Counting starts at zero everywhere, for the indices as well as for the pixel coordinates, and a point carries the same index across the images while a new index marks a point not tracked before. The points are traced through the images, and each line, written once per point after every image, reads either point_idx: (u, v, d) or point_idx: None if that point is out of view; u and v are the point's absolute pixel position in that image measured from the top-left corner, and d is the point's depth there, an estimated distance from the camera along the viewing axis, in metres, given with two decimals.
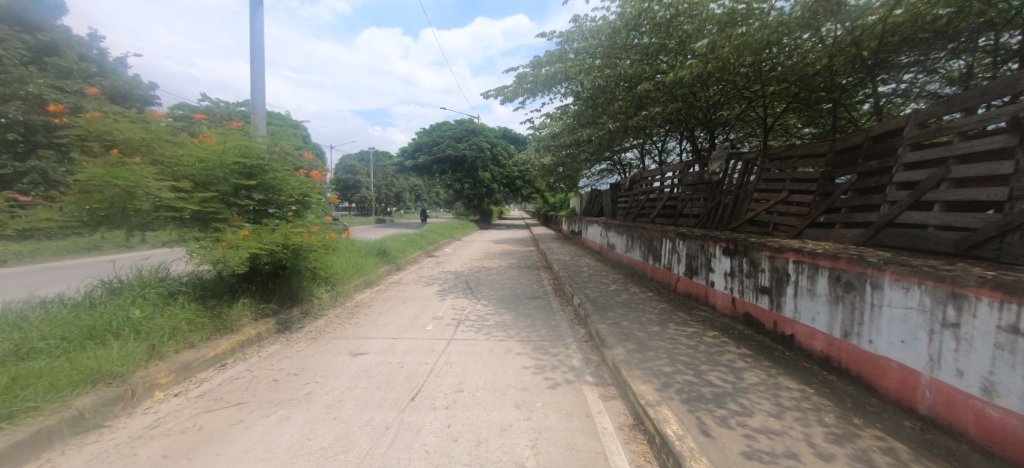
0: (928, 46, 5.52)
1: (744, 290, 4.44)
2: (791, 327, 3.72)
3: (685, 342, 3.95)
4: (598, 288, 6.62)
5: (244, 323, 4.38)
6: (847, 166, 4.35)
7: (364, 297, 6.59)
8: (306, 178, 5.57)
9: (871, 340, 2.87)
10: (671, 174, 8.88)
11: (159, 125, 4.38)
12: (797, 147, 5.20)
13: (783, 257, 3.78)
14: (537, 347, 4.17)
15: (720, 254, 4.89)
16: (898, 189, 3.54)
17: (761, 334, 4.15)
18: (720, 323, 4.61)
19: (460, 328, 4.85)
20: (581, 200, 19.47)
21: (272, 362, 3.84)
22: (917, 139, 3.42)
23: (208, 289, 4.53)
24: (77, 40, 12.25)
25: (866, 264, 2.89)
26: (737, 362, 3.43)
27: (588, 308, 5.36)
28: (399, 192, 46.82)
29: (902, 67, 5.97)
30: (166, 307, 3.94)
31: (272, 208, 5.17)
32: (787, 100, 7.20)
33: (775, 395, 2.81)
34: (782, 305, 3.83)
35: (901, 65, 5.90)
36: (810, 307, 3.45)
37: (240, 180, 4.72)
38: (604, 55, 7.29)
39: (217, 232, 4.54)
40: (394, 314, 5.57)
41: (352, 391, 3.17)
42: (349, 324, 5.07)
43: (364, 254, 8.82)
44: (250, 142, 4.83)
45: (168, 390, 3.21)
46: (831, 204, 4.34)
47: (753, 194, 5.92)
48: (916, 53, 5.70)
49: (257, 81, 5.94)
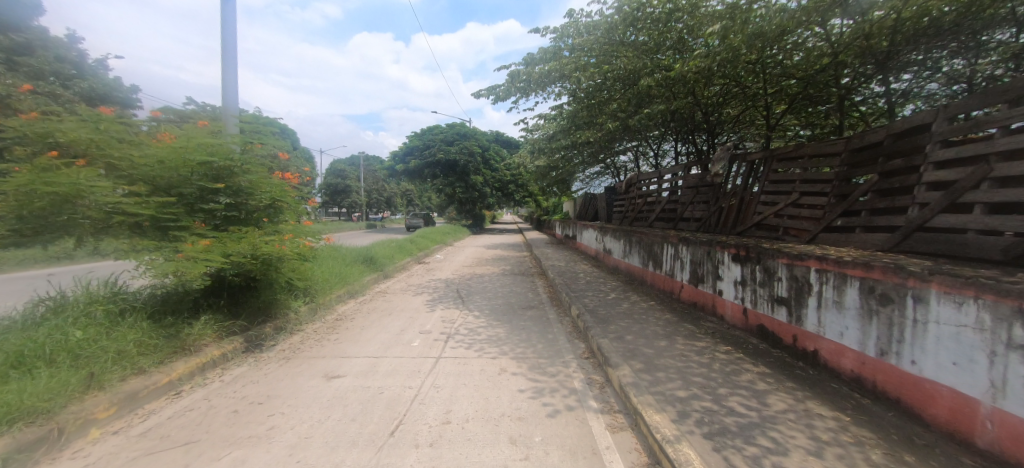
0: (931, 44, 5.38)
1: (758, 301, 4.08)
2: (813, 342, 3.36)
3: (697, 359, 3.58)
4: (597, 297, 6.24)
5: (207, 343, 3.90)
6: (865, 165, 4.05)
7: (347, 308, 6.14)
8: (280, 181, 5.15)
9: (914, 361, 2.53)
10: (669, 175, 8.59)
11: (112, 124, 3.97)
12: (807, 146, 4.89)
13: (802, 265, 3.44)
14: (533, 366, 3.77)
15: (729, 260, 4.55)
16: (927, 190, 3.23)
17: (777, 348, 3.79)
18: (730, 336, 4.25)
19: (450, 344, 4.43)
20: (574, 204, 19.15)
21: (235, 388, 3.38)
22: (948, 135, 3.13)
23: (169, 304, 4.06)
24: (57, 41, 11.93)
25: (906, 274, 2.55)
26: (758, 383, 3.06)
27: (588, 320, 4.96)
28: (390, 197, 46.27)
29: (905, 66, 5.84)
30: (114, 326, 3.48)
31: (242, 215, 4.77)
32: (787, 99, 6.99)
33: (809, 426, 2.44)
34: (802, 318, 3.47)
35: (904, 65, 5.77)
36: (836, 321, 3.10)
37: (206, 183, 4.33)
38: (600, 52, 6.93)
39: (176, 241, 4.13)
40: (379, 327, 5.13)
41: (322, 425, 2.75)
42: (327, 341, 4.61)
43: (349, 262, 8.35)
44: (218, 141, 4.46)
45: (107, 427, 2.75)
46: (850, 206, 4.03)
47: (759, 197, 5.60)
48: (920, 51, 5.57)
49: (229, 77, 5.52)
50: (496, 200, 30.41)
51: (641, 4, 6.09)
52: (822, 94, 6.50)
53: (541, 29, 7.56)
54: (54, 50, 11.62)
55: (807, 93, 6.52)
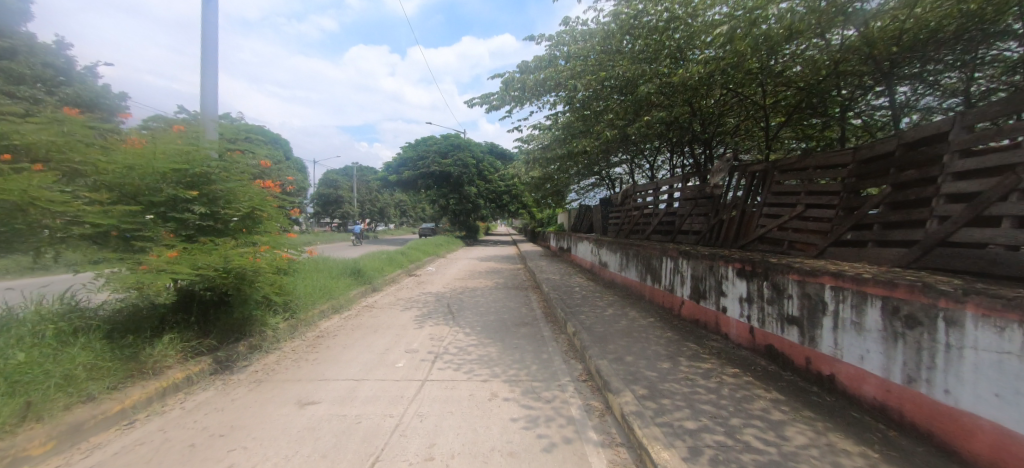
0: (927, 57, 5.30)
1: (765, 319, 3.84)
2: (830, 366, 3.11)
3: (704, 383, 3.30)
4: (594, 313, 5.96)
5: (170, 364, 3.54)
6: (875, 177, 3.88)
7: (330, 325, 5.80)
8: (260, 189, 4.86)
9: (948, 390, 2.27)
10: (665, 187, 8.41)
11: (76, 124, 3.66)
12: (812, 157, 4.72)
13: (815, 282, 3.21)
14: (527, 391, 3.47)
15: (733, 276, 4.33)
16: (946, 202, 3.04)
17: (788, 371, 3.53)
18: (737, 357, 4.00)
19: (437, 365, 4.12)
20: (569, 216, 18.93)
21: (195, 417, 3.03)
22: (968, 144, 2.96)
23: (131, 322, 3.71)
24: (44, 48, 11.74)
25: (937, 293, 2.31)
26: (772, 413, 2.79)
27: (584, 338, 4.68)
28: (383, 208, 45.91)
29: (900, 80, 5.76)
30: (63, 347, 3.11)
31: (219, 225, 4.46)
32: (785, 111, 6.88)
33: (836, 466, 2.17)
34: (816, 340, 3.22)
35: (900, 80, 5.69)
36: (856, 344, 2.86)
37: (178, 190, 4.03)
38: (597, 61, 6.81)
39: (142, 252, 3.79)
40: (363, 346, 4.79)
41: (287, 463, 2.41)
42: (305, 361, 4.28)
43: (335, 275, 8.00)
44: (193, 147, 4.18)
45: (41, 466, 2.37)
46: (860, 219, 3.84)
47: (761, 210, 5.41)
48: (916, 64, 5.48)
49: (209, 80, 5.27)
50: (490, 211, 30.17)
51: (638, 12, 5.93)
52: (821, 107, 6.38)
53: (535, 37, 7.44)
54: (42, 57, 11.41)
55: (805, 105, 6.40)
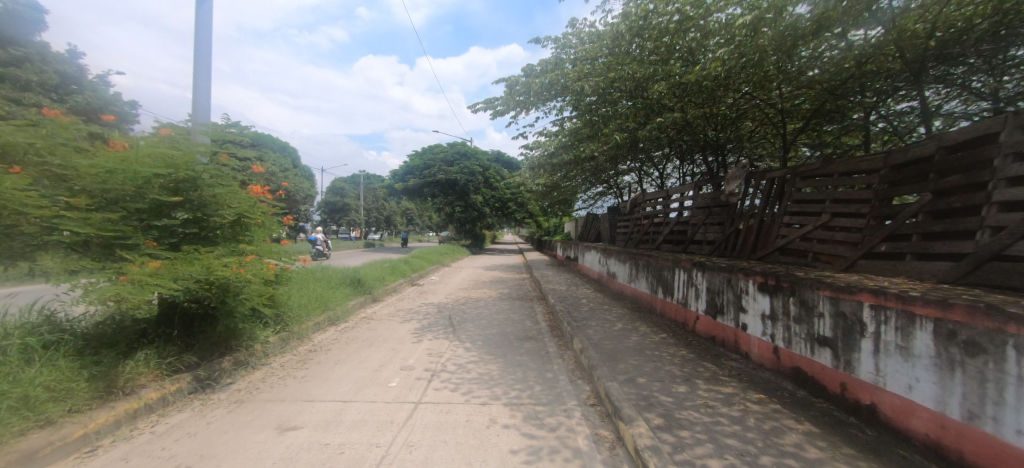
0: (954, 61, 4.96)
1: (792, 339, 3.50)
2: (870, 394, 2.77)
3: (725, 411, 2.97)
4: (602, 328, 5.64)
5: (145, 383, 3.27)
6: (910, 183, 3.55)
7: (324, 337, 5.54)
8: (251, 196, 4.65)
9: (1020, 430, 1.92)
10: (676, 195, 8.10)
11: (57, 124, 3.44)
12: (837, 162, 4.39)
13: (851, 299, 2.88)
14: (529, 416, 3.15)
15: (754, 290, 3.99)
16: (998, 212, 2.71)
17: (820, 398, 3.18)
18: (760, 380, 3.66)
19: (433, 384, 3.82)
20: (576, 224, 18.65)
21: (164, 444, 2.74)
22: (1021, 146, 2.63)
23: (105, 337, 3.45)
24: (57, 56, 11.83)
25: (1004, 317, 1.97)
26: (807, 449, 2.45)
27: (592, 356, 4.36)
28: (389, 216, 45.94)
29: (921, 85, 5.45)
30: (25, 363, 2.84)
31: (206, 233, 4.23)
32: (803, 116, 6.55)
33: None
34: (853, 364, 2.88)
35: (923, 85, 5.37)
36: (904, 371, 2.52)
37: (163, 196, 3.79)
38: (606, 64, 6.57)
39: (121, 262, 3.47)
40: (355, 362, 4.52)
41: None
42: (292, 378, 4.01)
43: (333, 284, 7.76)
44: (180, 151, 3.97)
45: None
46: (895, 230, 3.50)
47: (781, 218, 5.08)
48: (942, 68, 5.14)
49: (202, 85, 5.11)
50: (496, 220, 29.94)
51: (648, 12, 5.73)
52: (841, 112, 6.06)
53: (541, 40, 7.24)
54: (54, 66, 11.45)
55: (825, 109, 6.07)
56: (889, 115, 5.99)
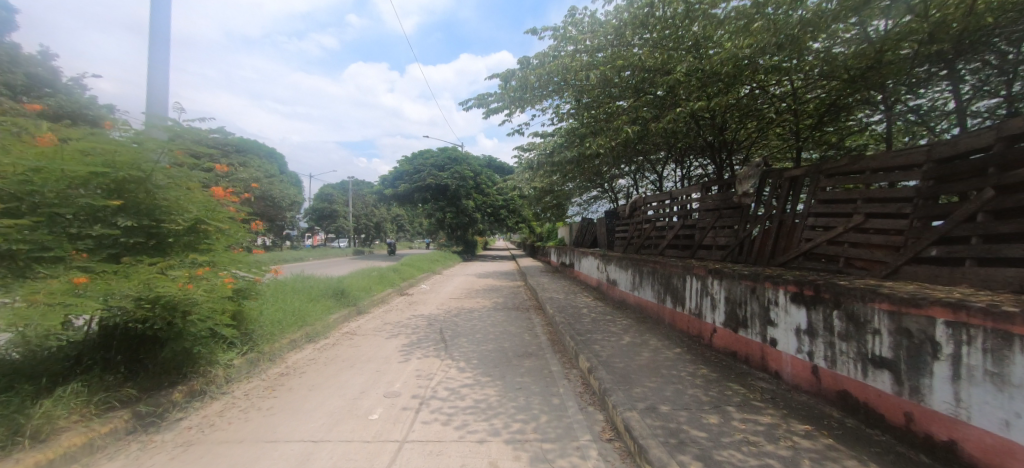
0: (982, 54, 4.58)
1: (838, 358, 3.03)
2: (947, 429, 2.30)
3: (772, 449, 2.49)
4: (608, 342, 5.17)
5: (66, 425, 2.67)
6: (963, 178, 3.09)
7: (301, 358, 4.96)
8: (211, 199, 4.09)
9: None
10: (680, 198, 7.68)
11: None
12: (868, 158, 3.95)
13: (920, 316, 2.41)
14: (536, 458, 2.62)
15: (787, 302, 3.54)
16: None
17: (878, 430, 2.71)
18: (800, 405, 3.19)
19: (422, 416, 3.29)
20: (570, 229, 18.22)
21: None
22: None
23: (21, 369, 2.90)
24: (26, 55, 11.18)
25: None
26: None
27: (602, 377, 3.87)
28: (379, 222, 45.22)
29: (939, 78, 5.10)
30: None
31: (155, 242, 3.64)
32: (815, 111, 6.18)
33: None
34: (924, 393, 2.41)
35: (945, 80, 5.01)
36: (996, 404, 2.04)
37: (98, 199, 3.18)
38: (607, 57, 6.14)
39: (42, 278, 2.87)
40: (333, 388, 3.96)
41: None
42: (255, 410, 3.45)
43: (314, 296, 7.18)
44: (121, 146, 3.38)
45: None
46: (949, 232, 3.05)
47: (804, 221, 4.64)
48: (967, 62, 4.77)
49: (157, 75, 4.54)
50: (488, 226, 29.39)
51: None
52: (855, 107, 5.69)
53: (537, 32, 6.80)
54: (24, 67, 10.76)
55: (838, 105, 5.70)
56: (903, 113, 5.64)
